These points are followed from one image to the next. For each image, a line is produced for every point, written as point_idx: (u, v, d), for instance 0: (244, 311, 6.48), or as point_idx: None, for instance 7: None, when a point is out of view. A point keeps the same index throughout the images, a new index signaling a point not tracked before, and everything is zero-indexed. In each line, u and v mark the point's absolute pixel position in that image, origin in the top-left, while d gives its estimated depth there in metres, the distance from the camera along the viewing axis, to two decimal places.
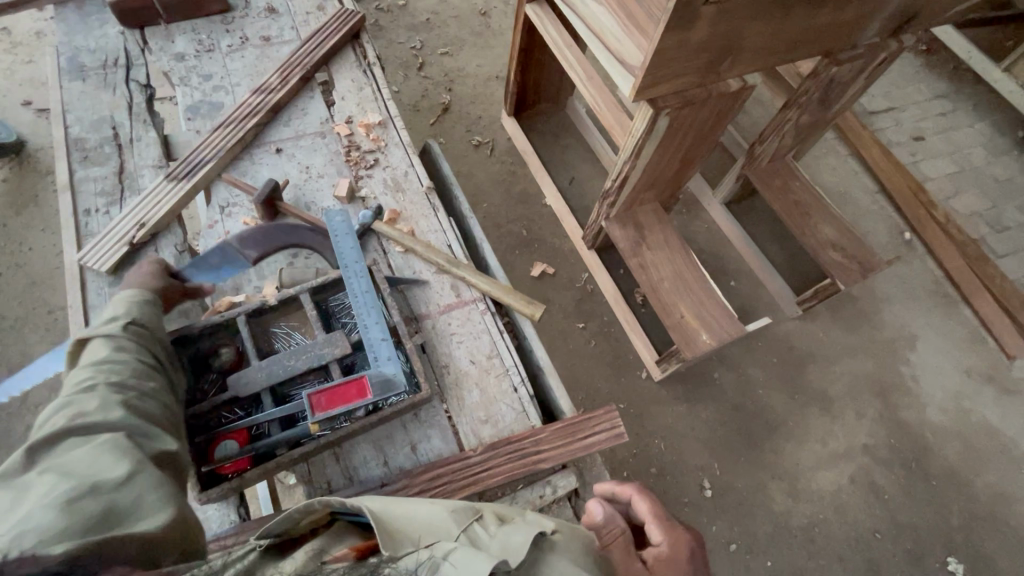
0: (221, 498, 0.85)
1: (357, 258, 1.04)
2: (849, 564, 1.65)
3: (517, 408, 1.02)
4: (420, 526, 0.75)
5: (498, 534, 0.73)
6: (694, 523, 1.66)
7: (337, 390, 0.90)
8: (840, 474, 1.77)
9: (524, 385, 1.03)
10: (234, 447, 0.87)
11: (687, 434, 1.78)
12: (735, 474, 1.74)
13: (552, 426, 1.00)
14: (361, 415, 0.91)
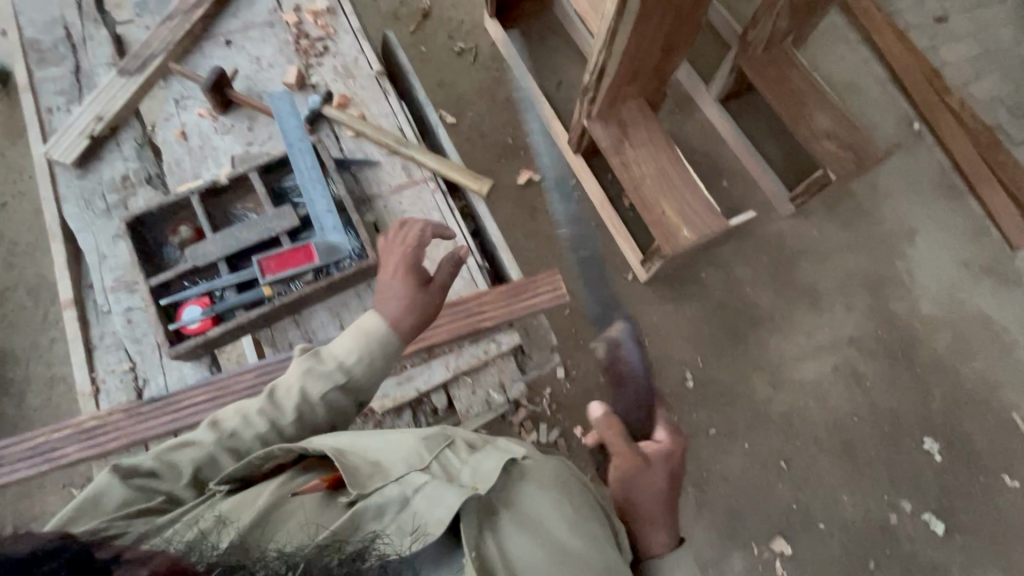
0: (189, 351, 1.03)
1: (301, 137, 1.13)
2: (826, 446, 1.70)
3: (467, 277, 1.21)
4: (384, 456, 0.87)
5: (470, 460, 0.88)
6: (675, 412, 1.72)
7: (285, 256, 1.07)
8: (824, 364, 1.79)
9: (473, 255, 1.21)
10: (197, 310, 1.05)
11: (671, 330, 1.81)
12: (718, 366, 1.77)
13: (494, 290, 1.17)
14: (310, 278, 1.08)
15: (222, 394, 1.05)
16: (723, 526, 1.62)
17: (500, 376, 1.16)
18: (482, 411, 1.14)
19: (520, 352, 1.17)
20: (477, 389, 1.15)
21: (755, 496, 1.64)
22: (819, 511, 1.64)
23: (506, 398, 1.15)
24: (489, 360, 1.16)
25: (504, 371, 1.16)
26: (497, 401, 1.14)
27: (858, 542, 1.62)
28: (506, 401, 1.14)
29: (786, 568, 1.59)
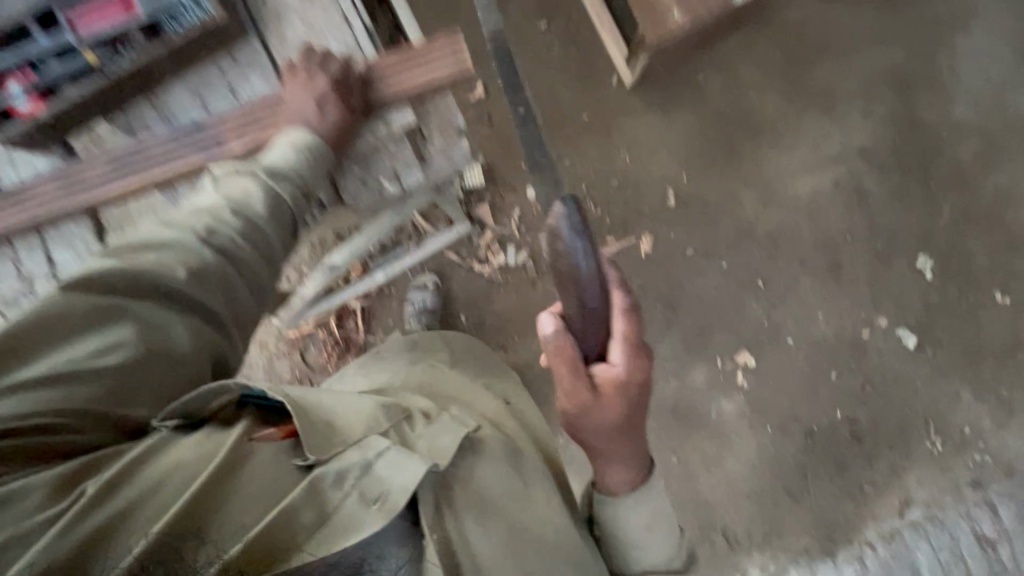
0: (22, 134, 0.93)
1: None
2: (810, 265, 1.62)
3: (348, 45, 0.98)
4: (346, 420, 0.76)
5: (428, 431, 0.81)
6: (652, 233, 1.62)
7: (100, 8, 0.90)
8: (824, 179, 1.63)
9: (354, 15, 0.97)
10: (20, 87, 0.93)
11: (657, 145, 1.64)
12: (705, 184, 1.63)
13: (384, 57, 0.95)
14: (142, 39, 0.92)
15: (75, 188, 0.97)
16: (689, 342, 1.60)
17: (392, 163, 0.96)
18: (375, 205, 0.98)
19: (418, 134, 0.96)
20: (366, 180, 0.97)
21: (726, 314, 1.60)
22: (790, 326, 1.60)
23: (399, 188, 0.96)
24: (378, 147, 0.97)
25: (396, 157, 0.96)
26: (389, 192, 0.97)
27: (826, 356, 1.59)
28: (399, 190, 0.96)
29: (747, 379, 1.58)
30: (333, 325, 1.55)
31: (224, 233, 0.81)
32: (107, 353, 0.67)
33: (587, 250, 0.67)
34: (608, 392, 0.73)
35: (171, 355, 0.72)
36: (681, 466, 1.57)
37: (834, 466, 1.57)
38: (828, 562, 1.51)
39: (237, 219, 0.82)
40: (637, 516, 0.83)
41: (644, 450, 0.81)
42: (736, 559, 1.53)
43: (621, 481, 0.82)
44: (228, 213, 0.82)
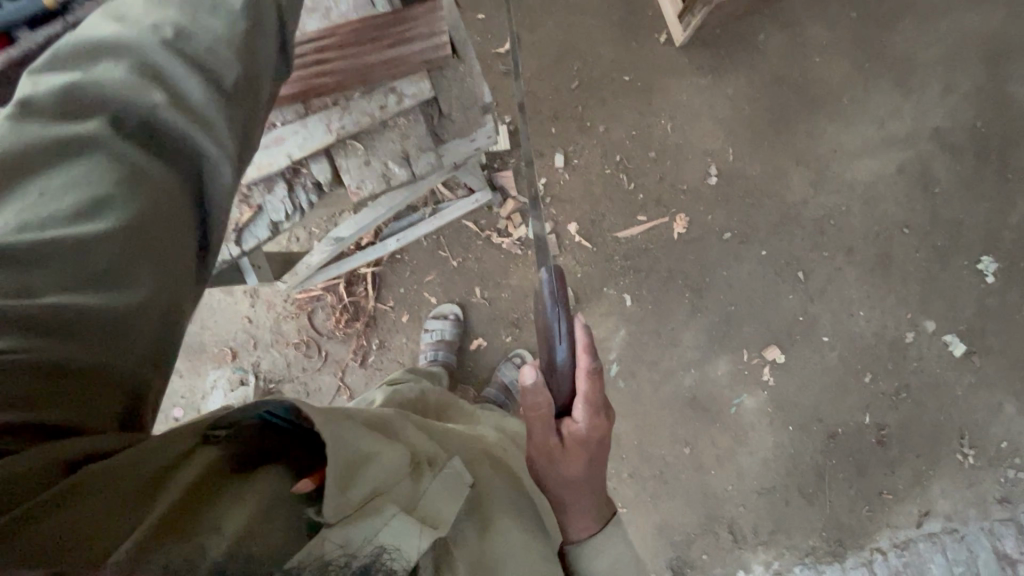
0: None
1: None
2: (857, 258, 1.48)
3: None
4: (378, 471, 0.57)
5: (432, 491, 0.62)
6: (688, 212, 1.50)
7: None
8: (884, 163, 1.49)
9: None
10: None
11: (703, 112, 1.50)
12: (750, 160, 1.50)
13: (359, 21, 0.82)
14: None
15: None
16: (715, 331, 1.49)
17: (403, 143, 0.86)
18: (377, 182, 0.85)
19: (431, 105, 0.87)
20: (369, 160, 0.85)
21: (758, 304, 1.49)
22: (826, 321, 1.48)
23: (408, 172, 0.85)
24: (387, 121, 0.85)
25: (408, 136, 0.86)
26: (396, 176, 0.85)
27: (862, 357, 1.48)
28: (407, 175, 0.85)
29: (774, 375, 1.48)
30: (341, 291, 1.49)
31: (172, 60, 0.56)
32: (84, 222, 0.48)
33: (560, 314, 0.68)
34: (567, 443, 0.68)
35: (169, 208, 0.54)
36: (692, 459, 1.48)
37: (854, 470, 1.46)
38: (835, 565, 1.44)
39: (198, 41, 0.57)
40: (599, 565, 0.73)
41: (607, 504, 0.74)
42: (738, 554, 1.45)
43: (579, 533, 0.73)
44: (194, 21, 0.58)
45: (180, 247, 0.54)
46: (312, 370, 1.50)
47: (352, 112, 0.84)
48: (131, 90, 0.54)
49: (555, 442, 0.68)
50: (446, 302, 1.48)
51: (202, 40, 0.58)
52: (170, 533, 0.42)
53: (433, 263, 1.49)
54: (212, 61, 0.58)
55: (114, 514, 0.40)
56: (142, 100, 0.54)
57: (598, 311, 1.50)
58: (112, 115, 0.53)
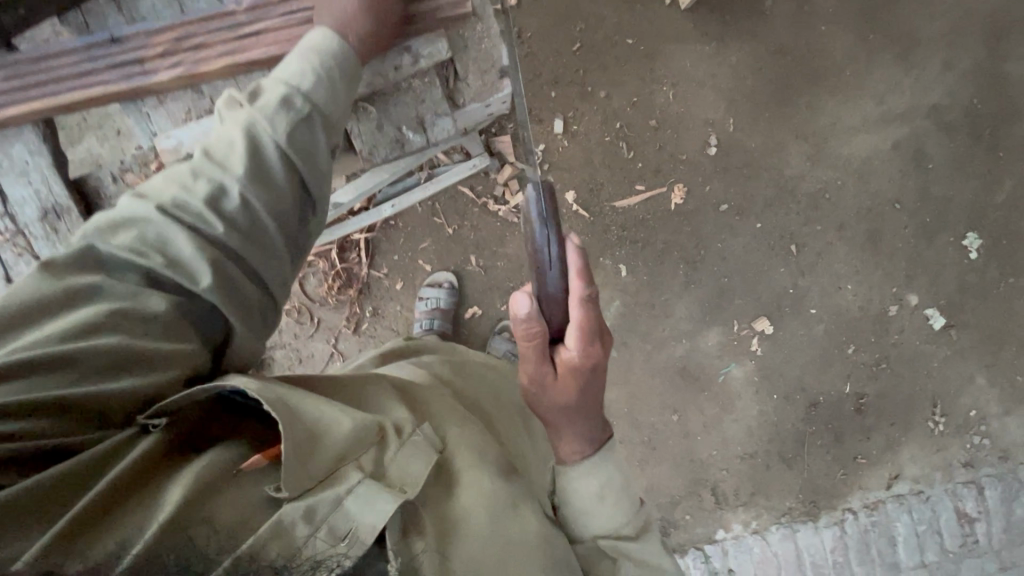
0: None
1: None
2: (849, 233, 1.51)
3: None
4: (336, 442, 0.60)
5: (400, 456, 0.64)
6: (686, 183, 1.49)
7: None
8: (881, 138, 1.49)
9: None
10: None
11: (705, 81, 1.48)
12: (751, 132, 1.49)
13: None
14: None
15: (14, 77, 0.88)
16: (707, 303, 1.51)
17: (418, 109, 0.86)
18: (394, 151, 0.86)
19: (449, 67, 0.87)
20: (382, 125, 0.86)
21: (750, 277, 1.51)
22: (815, 294, 1.51)
23: (423, 139, 0.86)
24: (402, 84, 0.86)
25: (423, 101, 0.86)
26: (410, 143, 0.86)
27: (846, 329, 1.52)
28: (422, 141, 0.86)
29: (762, 346, 1.52)
30: (334, 257, 1.46)
31: (193, 202, 0.67)
32: (76, 340, 0.59)
33: (550, 237, 0.65)
34: (563, 373, 0.68)
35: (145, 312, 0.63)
36: (680, 425, 1.52)
37: (832, 436, 1.53)
38: (809, 524, 1.51)
39: (209, 183, 0.68)
40: (581, 487, 0.74)
41: (599, 427, 0.75)
42: (719, 514, 1.52)
43: (572, 454, 0.74)
44: (211, 169, 0.69)
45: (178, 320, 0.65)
46: (304, 336, 1.48)
47: (366, 75, 0.84)
48: (162, 236, 0.66)
49: (552, 372, 0.68)
50: (441, 270, 1.46)
51: (214, 181, 0.68)
52: (103, 520, 0.50)
53: (427, 229, 1.46)
54: (226, 198, 0.68)
55: (53, 516, 0.49)
56: (167, 243, 0.66)
57: (594, 281, 1.50)
58: (145, 255, 0.64)
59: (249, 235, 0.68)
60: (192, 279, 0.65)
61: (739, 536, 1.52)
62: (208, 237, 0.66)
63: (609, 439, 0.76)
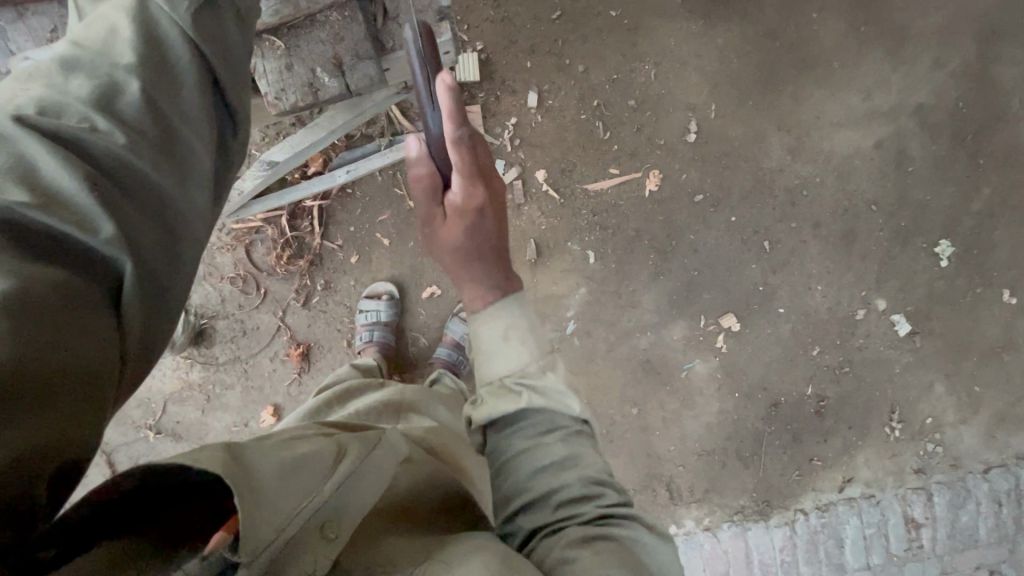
0: None
1: None
2: (823, 233, 1.47)
3: None
4: (289, 484, 0.46)
5: (352, 470, 0.50)
6: (663, 170, 1.43)
7: None
8: (864, 136, 1.45)
9: None
10: None
11: (690, 62, 1.40)
12: (732, 121, 1.42)
13: None
14: None
15: None
16: (676, 296, 1.46)
17: (335, 48, 0.74)
18: (304, 93, 0.74)
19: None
20: (291, 65, 0.74)
21: (720, 272, 1.46)
22: (785, 294, 1.48)
23: (339, 86, 0.75)
24: (315, 17, 0.74)
25: (342, 39, 0.74)
26: (325, 89, 0.74)
27: (813, 330, 1.49)
28: (339, 88, 0.75)
29: (727, 343, 1.48)
30: (283, 224, 1.36)
31: (73, 107, 0.50)
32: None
33: (427, 76, 0.70)
34: (450, 215, 0.78)
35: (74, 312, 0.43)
36: (639, 419, 1.48)
37: (790, 437, 1.51)
38: (760, 523, 1.50)
39: (94, 82, 0.52)
40: (483, 331, 0.80)
41: (505, 275, 0.82)
42: (673, 509, 1.50)
43: (473, 301, 0.82)
44: (91, 61, 0.53)
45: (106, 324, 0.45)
46: (249, 307, 1.38)
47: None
48: (26, 158, 0.46)
49: (442, 214, 0.79)
50: (383, 280, 1.39)
51: (103, 76, 0.52)
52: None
53: (387, 200, 1.37)
54: (121, 98, 0.52)
55: None
56: (36, 169, 0.46)
57: (560, 267, 1.44)
58: (0, 190, 0.43)
59: (159, 147, 0.52)
60: (87, 227, 0.46)
61: (691, 532, 1.50)
62: (104, 150, 0.49)
63: (517, 291, 0.82)
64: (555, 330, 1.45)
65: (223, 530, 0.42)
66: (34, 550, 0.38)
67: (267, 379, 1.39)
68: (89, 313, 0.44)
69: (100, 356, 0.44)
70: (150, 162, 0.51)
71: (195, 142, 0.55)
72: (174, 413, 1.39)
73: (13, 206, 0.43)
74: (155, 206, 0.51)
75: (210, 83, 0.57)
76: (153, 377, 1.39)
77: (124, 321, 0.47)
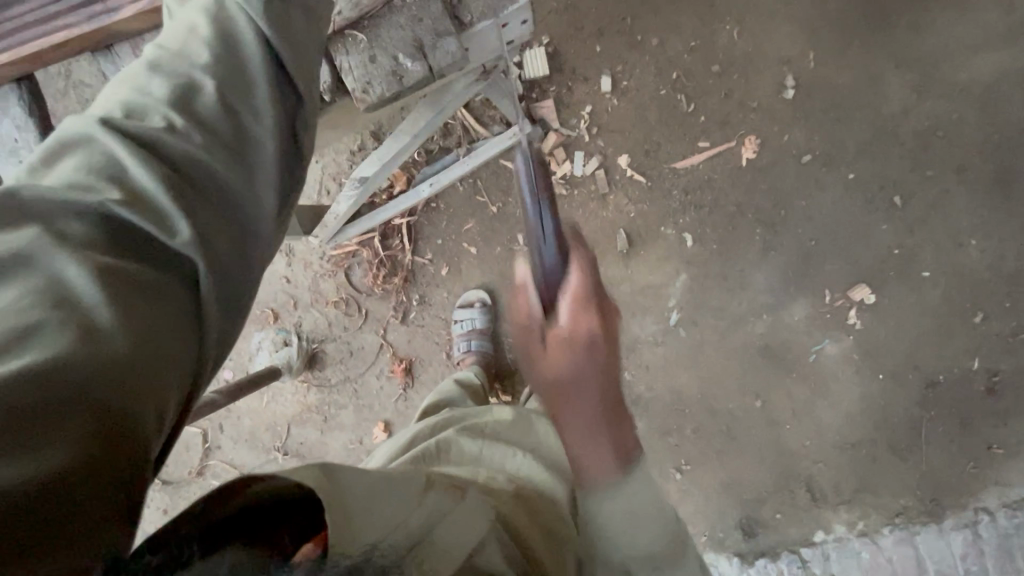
0: None
1: None
2: (971, 178, 1.25)
3: None
4: (374, 505, 0.45)
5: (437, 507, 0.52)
6: (762, 134, 1.30)
7: None
8: (1010, 57, 1.23)
9: None
10: None
11: (778, 14, 1.28)
12: (837, 66, 1.27)
13: None
14: None
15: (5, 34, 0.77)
16: (792, 271, 1.31)
17: (415, 32, 0.75)
18: (382, 79, 0.75)
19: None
20: (373, 56, 0.75)
21: (844, 239, 1.29)
22: (928, 254, 1.27)
23: (422, 68, 0.75)
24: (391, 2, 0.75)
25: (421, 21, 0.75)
26: (409, 74, 0.74)
27: (972, 294, 1.26)
28: (421, 71, 0.75)
29: (862, 318, 1.29)
30: (376, 244, 1.41)
31: (154, 106, 0.52)
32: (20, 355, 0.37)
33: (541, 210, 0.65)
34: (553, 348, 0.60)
35: (160, 314, 0.44)
36: (764, 412, 1.33)
37: (958, 423, 1.27)
38: (931, 527, 1.27)
39: (173, 80, 0.53)
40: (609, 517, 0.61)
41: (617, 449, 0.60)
42: (818, 513, 1.32)
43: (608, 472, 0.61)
44: (172, 62, 0.54)
45: (189, 330, 0.46)
46: (353, 329, 1.44)
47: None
48: (115, 154, 0.48)
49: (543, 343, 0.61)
50: (473, 288, 1.39)
51: (183, 75, 0.54)
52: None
53: (470, 209, 1.38)
54: (198, 97, 0.53)
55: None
56: (124, 166, 0.48)
57: (655, 255, 1.35)
58: (96, 189, 0.46)
59: (229, 143, 0.52)
60: (167, 229, 0.47)
61: (843, 538, 1.30)
62: (180, 148, 0.50)
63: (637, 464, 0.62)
64: (658, 323, 1.36)
65: (315, 543, 0.39)
66: (142, 556, 0.34)
67: (376, 397, 1.43)
68: (164, 306, 0.45)
69: (189, 364, 0.45)
70: (221, 162, 0.51)
71: (268, 137, 0.54)
72: (297, 434, 1.48)
73: (105, 201, 0.46)
74: (224, 199, 0.51)
75: (285, 81, 0.57)
76: (277, 402, 1.49)
77: (205, 327, 0.47)
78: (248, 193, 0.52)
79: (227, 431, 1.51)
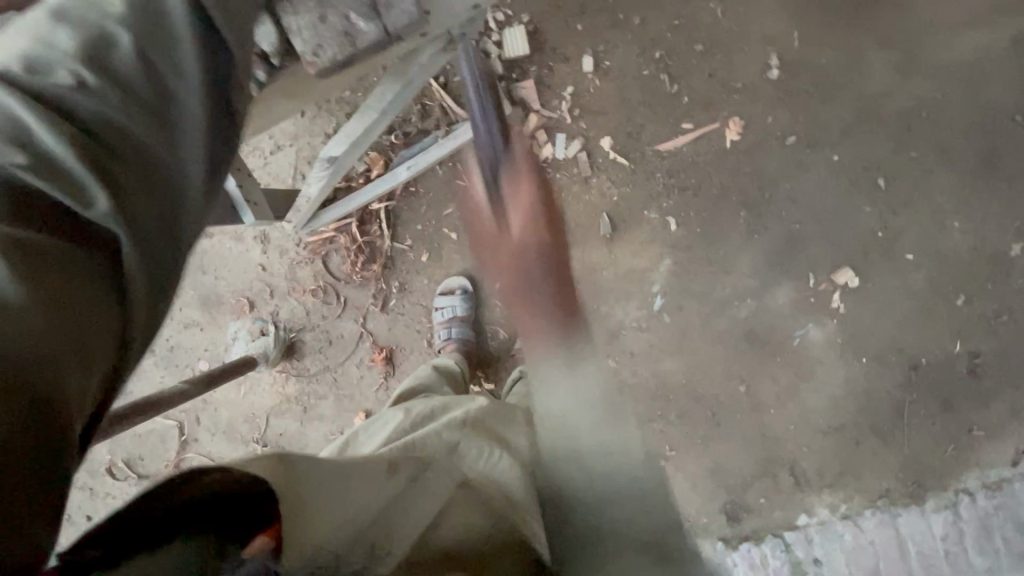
0: None
1: None
2: (954, 159, 1.24)
3: None
4: None
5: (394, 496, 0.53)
6: (745, 115, 1.28)
7: None
8: (993, 36, 1.22)
9: None
10: None
11: None
12: (821, 46, 1.25)
13: None
14: None
15: None
16: (777, 255, 1.29)
17: None
18: (334, 42, 0.71)
19: None
20: (325, 16, 0.71)
21: (828, 222, 1.28)
22: (911, 237, 1.26)
23: (377, 30, 0.72)
24: None
25: None
26: (364, 36, 0.71)
27: (954, 276, 1.25)
28: (377, 32, 0.72)
29: (845, 302, 1.29)
30: (354, 230, 1.37)
31: (59, 62, 0.50)
32: None
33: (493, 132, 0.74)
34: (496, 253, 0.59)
35: (73, 275, 0.42)
36: (748, 397, 1.32)
37: (939, 405, 1.28)
38: (913, 508, 1.28)
39: (83, 32, 0.51)
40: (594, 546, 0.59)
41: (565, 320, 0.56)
42: (802, 497, 1.32)
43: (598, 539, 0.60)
44: (82, 14, 0.52)
45: (109, 295, 0.44)
46: (332, 317, 1.41)
47: None
48: (19, 116, 0.46)
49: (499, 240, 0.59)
50: (454, 275, 1.36)
51: (94, 28, 0.51)
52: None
53: (450, 194, 1.34)
54: (113, 51, 0.51)
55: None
56: (30, 127, 0.46)
57: (639, 239, 1.33)
58: (2, 152, 0.44)
59: (148, 99, 0.50)
60: (80, 192, 0.45)
61: (827, 522, 1.30)
62: (91, 107, 0.48)
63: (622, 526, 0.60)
64: (642, 309, 1.34)
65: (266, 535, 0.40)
66: (79, 551, 0.34)
67: (356, 386, 1.41)
68: (78, 274, 0.42)
69: (113, 332, 0.43)
70: (142, 121, 0.49)
71: (193, 93, 0.52)
72: (276, 426, 1.44)
73: (10, 165, 0.44)
74: (149, 159, 0.49)
75: (215, 34, 0.54)
76: (255, 393, 1.45)
77: (132, 295, 0.45)
78: (178, 155, 0.50)
79: (204, 424, 1.47)
